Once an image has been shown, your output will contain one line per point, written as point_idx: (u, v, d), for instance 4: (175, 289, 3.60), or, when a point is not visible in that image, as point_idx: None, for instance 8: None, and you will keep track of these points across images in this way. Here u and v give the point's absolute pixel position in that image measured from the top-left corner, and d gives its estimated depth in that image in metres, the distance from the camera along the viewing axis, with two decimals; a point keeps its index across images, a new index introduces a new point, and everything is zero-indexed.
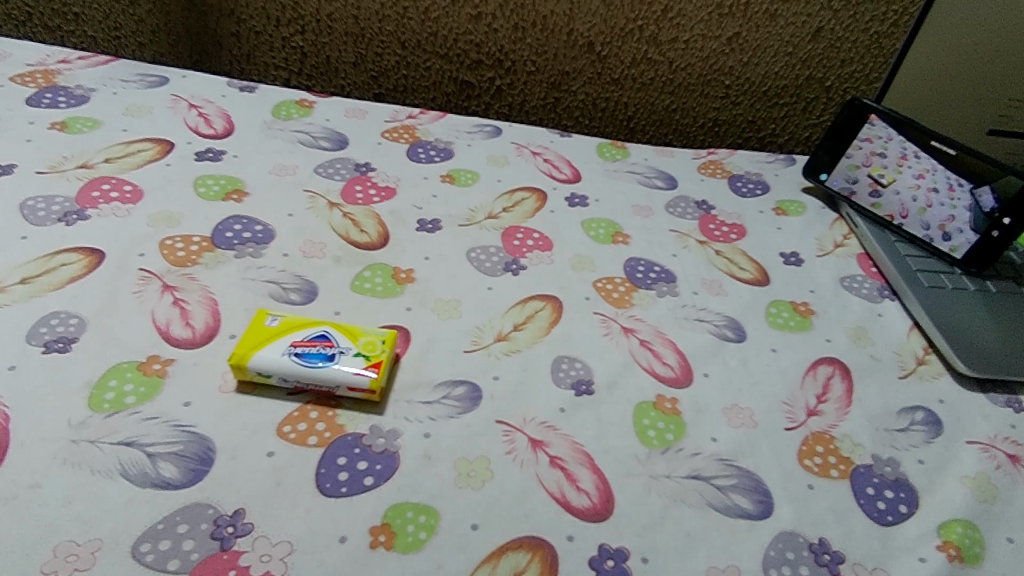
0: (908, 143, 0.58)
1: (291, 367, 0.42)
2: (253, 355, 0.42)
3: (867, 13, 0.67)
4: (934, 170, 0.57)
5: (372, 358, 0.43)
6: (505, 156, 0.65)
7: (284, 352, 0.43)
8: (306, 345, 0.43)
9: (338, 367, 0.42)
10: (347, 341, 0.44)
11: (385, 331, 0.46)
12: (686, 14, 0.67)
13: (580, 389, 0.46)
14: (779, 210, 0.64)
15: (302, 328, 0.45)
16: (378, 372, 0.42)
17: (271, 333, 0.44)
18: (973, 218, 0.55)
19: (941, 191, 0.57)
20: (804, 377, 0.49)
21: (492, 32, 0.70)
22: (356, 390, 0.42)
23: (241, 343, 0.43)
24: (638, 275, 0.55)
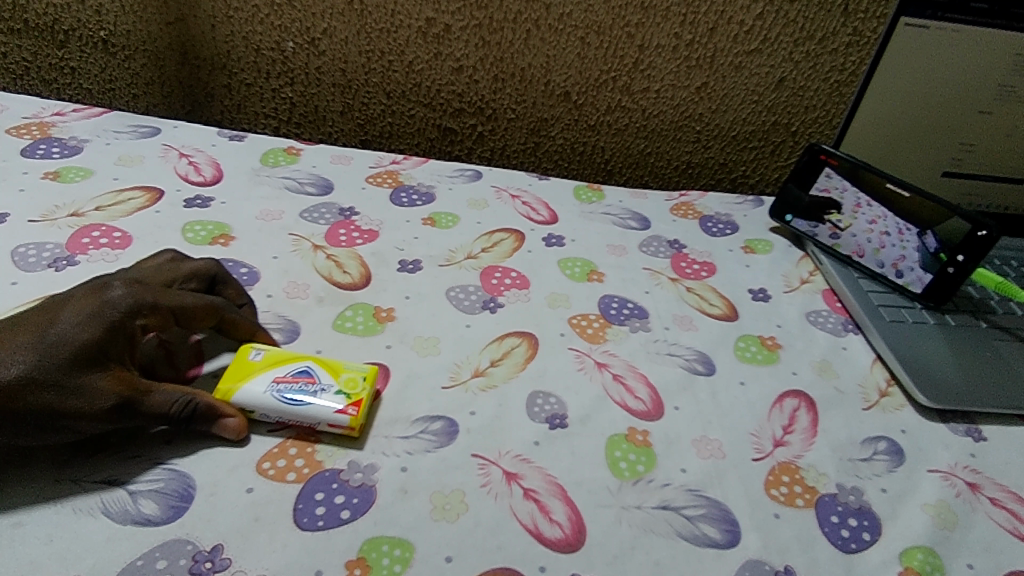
0: (862, 194, 0.61)
1: (273, 404, 0.43)
2: (237, 392, 0.44)
3: (826, 65, 0.71)
4: (885, 216, 0.60)
5: (353, 396, 0.44)
6: (484, 199, 0.68)
7: (267, 389, 0.44)
8: (289, 381, 0.44)
9: (319, 405, 0.43)
10: (330, 377, 0.45)
11: (368, 368, 0.47)
12: (656, 66, 0.71)
13: (554, 423, 0.47)
14: (748, 248, 0.67)
15: (285, 363, 0.46)
16: (358, 410, 0.43)
17: (254, 367, 0.45)
18: (922, 259, 0.57)
19: (892, 234, 0.60)
20: (770, 409, 0.50)
21: (473, 83, 0.74)
22: (336, 427, 0.43)
23: (224, 380, 0.44)
24: (612, 311, 0.57)
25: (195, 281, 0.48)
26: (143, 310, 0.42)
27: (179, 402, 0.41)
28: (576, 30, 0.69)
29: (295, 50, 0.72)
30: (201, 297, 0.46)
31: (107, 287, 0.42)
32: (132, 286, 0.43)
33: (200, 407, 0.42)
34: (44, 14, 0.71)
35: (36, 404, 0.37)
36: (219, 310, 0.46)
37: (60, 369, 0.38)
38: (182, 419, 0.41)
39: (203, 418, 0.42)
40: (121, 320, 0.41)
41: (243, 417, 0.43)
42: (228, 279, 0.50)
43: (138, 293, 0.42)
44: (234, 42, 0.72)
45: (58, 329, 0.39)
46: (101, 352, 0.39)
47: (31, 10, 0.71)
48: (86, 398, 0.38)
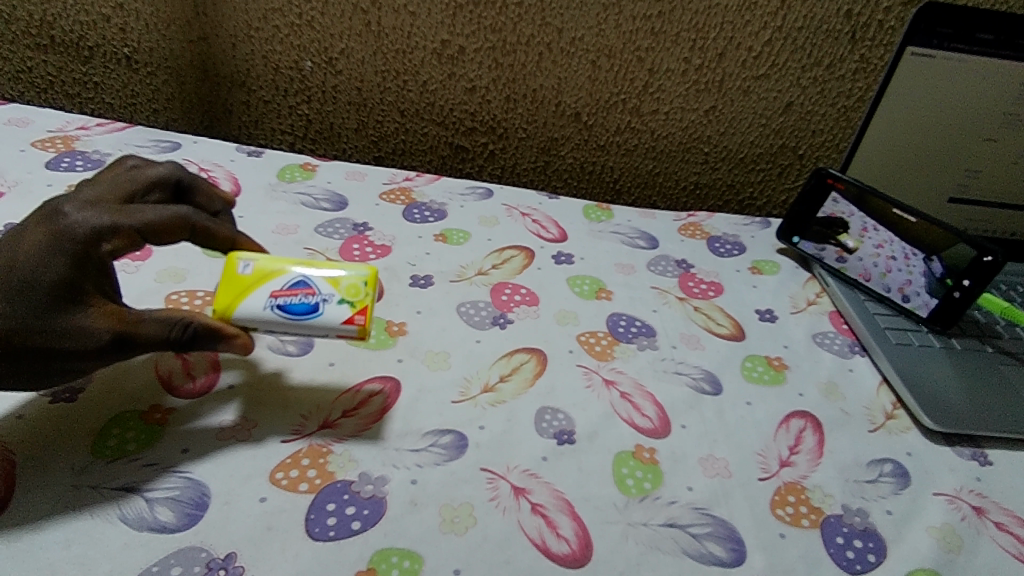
0: (868, 219, 0.61)
1: (277, 321, 0.42)
2: (237, 311, 0.42)
3: (833, 90, 0.72)
4: (892, 241, 0.61)
5: (357, 304, 0.43)
6: (495, 217, 0.69)
7: (266, 305, 0.42)
8: (287, 295, 0.43)
9: (325, 317, 0.42)
10: (329, 283, 0.43)
11: (366, 269, 0.44)
12: (666, 89, 0.73)
13: (562, 438, 0.48)
14: (755, 269, 0.68)
15: (278, 272, 0.43)
16: (366, 318, 0.42)
17: (246, 283, 0.43)
18: (928, 284, 0.58)
19: (898, 259, 0.60)
20: (777, 429, 0.51)
21: (485, 102, 0.75)
22: (346, 337, 0.43)
23: (219, 299, 0.42)
24: (620, 329, 0.58)
25: (158, 191, 0.46)
26: (105, 235, 0.40)
27: (173, 326, 0.39)
28: (587, 53, 0.71)
29: (313, 68, 0.74)
30: (166, 208, 0.42)
31: (62, 213, 0.40)
32: (86, 210, 0.40)
33: (199, 327, 0.40)
34: (70, 32, 0.74)
35: (34, 347, 0.38)
36: (193, 223, 0.43)
37: (40, 314, 0.37)
38: (182, 343, 0.40)
39: (202, 339, 0.40)
40: (84, 249, 0.39)
41: (248, 335, 0.43)
42: (193, 186, 0.48)
43: (97, 218, 0.40)
44: (253, 60, 0.74)
45: (24, 268, 0.38)
46: (74, 287, 0.38)
47: (58, 27, 0.73)
48: (77, 337, 0.38)
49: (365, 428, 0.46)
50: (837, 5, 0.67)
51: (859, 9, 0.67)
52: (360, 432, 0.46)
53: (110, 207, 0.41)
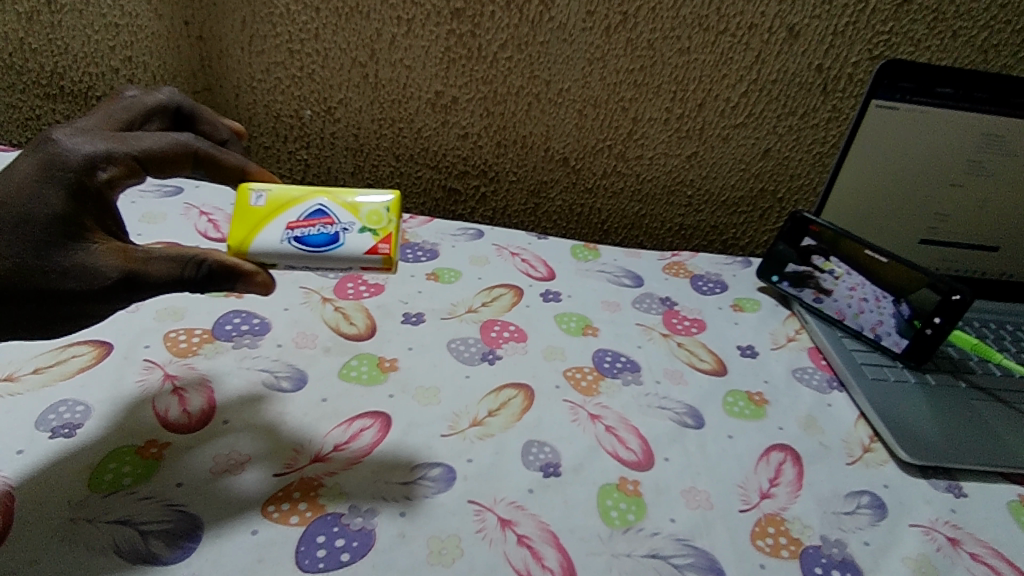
0: (841, 262, 0.65)
1: (296, 253, 0.43)
2: (254, 242, 0.43)
3: (808, 137, 0.76)
4: (863, 283, 0.64)
5: (380, 232, 0.44)
6: (486, 256, 0.72)
7: (285, 238, 0.43)
8: (305, 227, 0.43)
9: (347, 247, 0.43)
10: (350, 212, 0.44)
11: (387, 197, 0.45)
12: (649, 137, 0.76)
13: (548, 471, 0.49)
14: (736, 306, 0.70)
15: (293, 205, 0.44)
16: (389, 247, 0.43)
17: (261, 214, 0.44)
18: (898, 325, 0.61)
19: (870, 300, 0.63)
20: (757, 462, 0.52)
21: (477, 148, 0.78)
22: (371, 268, 0.44)
23: (235, 231, 0.43)
24: (605, 364, 0.60)
25: (158, 118, 0.48)
26: (101, 163, 0.39)
27: (185, 265, 0.38)
28: (574, 103, 0.74)
29: (312, 117, 0.78)
30: (165, 137, 0.42)
31: (53, 139, 0.39)
32: (80, 138, 0.39)
33: (212, 266, 0.39)
34: (80, 82, 0.77)
35: (35, 288, 0.37)
36: (194, 150, 0.43)
37: (42, 251, 0.37)
38: (195, 281, 0.39)
39: (215, 280, 0.39)
40: (80, 179, 0.38)
41: (266, 272, 0.41)
42: (195, 114, 0.51)
43: (94, 144, 0.39)
44: (255, 109, 0.78)
45: (16, 200, 0.37)
46: (74, 223, 0.38)
47: (68, 78, 0.77)
48: (84, 278, 0.37)
49: (355, 462, 0.47)
50: (809, 60, 0.71)
51: (829, 64, 0.71)
52: (350, 466, 0.47)
53: (106, 135, 0.40)
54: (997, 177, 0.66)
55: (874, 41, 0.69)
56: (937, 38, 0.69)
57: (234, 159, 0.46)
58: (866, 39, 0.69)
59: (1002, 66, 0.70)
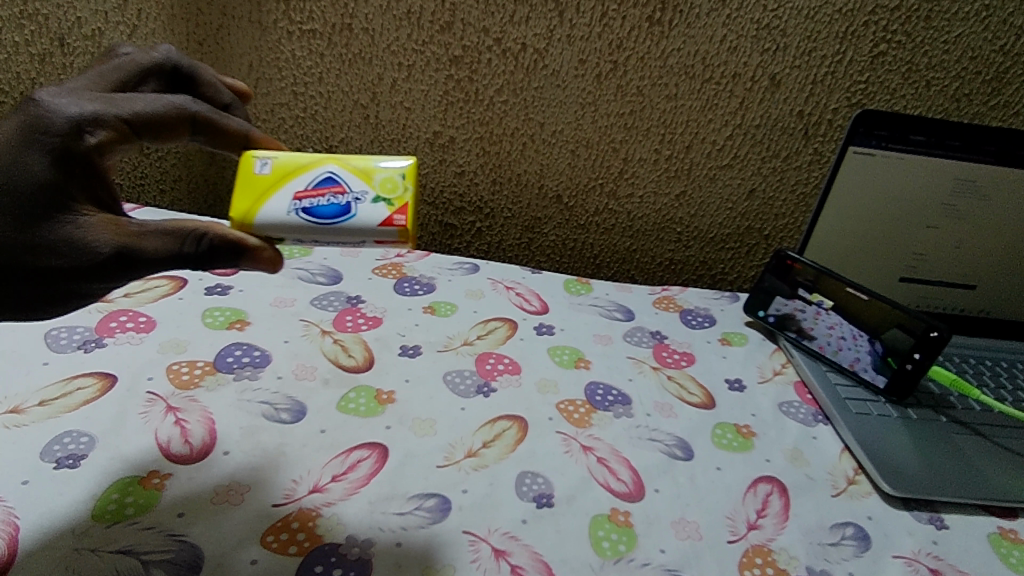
0: (821, 302, 0.68)
1: (307, 223, 0.46)
2: (260, 213, 0.47)
3: (792, 179, 0.79)
4: (841, 323, 0.66)
5: (396, 202, 0.48)
6: (481, 290, 0.74)
7: (291, 209, 0.47)
8: (314, 197, 0.47)
9: (360, 215, 0.47)
10: (362, 184, 0.48)
11: (402, 165, 0.50)
12: (640, 176, 0.79)
13: (542, 502, 0.50)
14: (724, 340, 0.72)
15: (301, 175, 0.49)
16: (405, 217, 0.47)
17: (268, 181, 0.48)
18: (874, 362, 0.64)
19: (848, 339, 0.66)
20: (745, 493, 0.54)
21: (473, 185, 0.81)
22: (386, 241, 0.47)
23: (243, 201, 0.47)
24: (597, 397, 0.61)
25: (154, 79, 0.50)
26: (88, 127, 0.39)
27: (183, 241, 0.39)
28: (567, 144, 0.77)
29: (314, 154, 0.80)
30: (161, 101, 0.43)
31: (36, 100, 0.39)
32: (68, 100, 0.39)
33: (213, 239, 0.40)
34: None
35: (29, 265, 0.37)
36: (194, 115, 0.45)
37: (33, 226, 0.37)
38: (197, 256, 0.40)
39: (212, 257, 0.40)
40: (66, 144, 0.38)
41: (274, 252, 0.44)
42: (195, 76, 0.52)
43: (85, 106, 0.39)
44: None
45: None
46: (61, 194, 0.38)
47: None
48: (78, 253, 0.37)
49: (354, 492, 0.49)
50: (790, 107, 0.74)
51: (809, 110, 0.74)
52: (348, 496, 0.48)
53: (98, 98, 0.41)
54: (971, 220, 0.69)
55: (852, 90, 0.73)
56: (911, 88, 0.73)
57: (235, 124, 0.49)
58: (845, 88, 0.73)
59: (973, 115, 0.74)
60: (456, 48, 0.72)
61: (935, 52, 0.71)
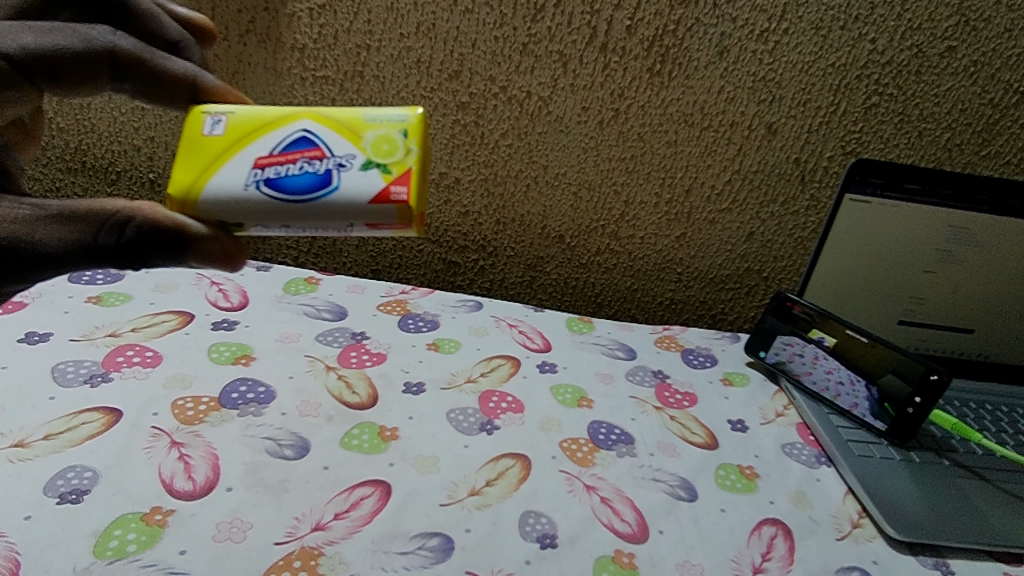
0: (819, 348, 0.68)
1: (279, 201, 0.40)
2: (206, 186, 0.41)
3: (790, 223, 0.81)
4: (839, 368, 0.67)
5: (393, 170, 0.41)
6: (485, 327, 0.74)
7: (250, 182, 0.41)
8: (285, 167, 0.41)
9: (346, 189, 0.40)
10: (349, 148, 0.41)
11: (400, 125, 0.42)
12: (641, 218, 0.81)
13: (545, 542, 0.50)
14: (726, 380, 0.73)
15: (261, 140, 0.42)
16: (404, 190, 0.40)
17: (224, 148, 0.42)
18: (872, 408, 0.65)
19: (845, 383, 0.67)
20: (749, 536, 0.53)
21: (477, 225, 0.82)
22: (380, 224, 0.40)
23: (189, 168, 0.41)
24: (600, 436, 0.61)
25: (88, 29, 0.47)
26: None
27: (106, 233, 0.37)
28: (570, 186, 0.79)
29: None
30: (77, 37, 0.41)
31: None
32: None
33: (141, 225, 0.38)
34: (101, 158, 0.79)
35: None
36: (113, 52, 0.43)
37: None
38: (126, 244, 0.38)
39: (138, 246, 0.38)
40: None
41: (230, 241, 0.41)
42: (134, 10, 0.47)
43: None
44: None
45: None
46: None
47: (90, 154, 0.79)
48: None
49: (356, 531, 0.48)
50: (786, 154, 0.76)
51: (805, 157, 0.76)
52: (350, 534, 0.48)
53: None
54: (966, 265, 0.70)
55: (846, 139, 0.75)
56: (904, 138, 0.75)
57: (177, 67, 0.45)
58: (840, 137, 0.75)
59: (964, 164, 0.76)
60: (463, 94, 0.74)
61: (926, 105, 0.73)
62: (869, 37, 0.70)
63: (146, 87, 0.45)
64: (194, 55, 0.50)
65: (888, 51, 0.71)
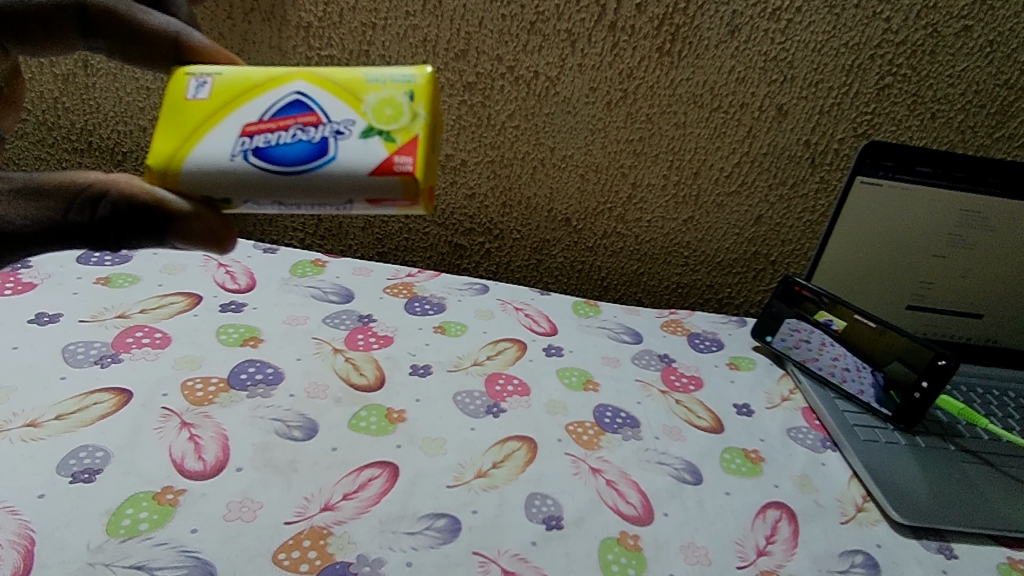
0: (826, 334, 0.68)
1: (269, 174, 0.38)
2: (189, 156, 0.39)
3: (799, 207, 0.80)
4: (845, 354, 0.67)
5: (396, 138, 0.38)
6: (491, 311, 0.74)
7: (237, 152, 0.39)
8: (276, 135, 0.39)
9: (344, 159, 0.38)
10: (349, 113, 0.39)
11: (405, 87, 0.40)
12: (648, 201, 0.80)
13: (551, 524, 0.50)
14: (732, 364, 0.73)
15: (247, 103, 0.41)
16: (409, 161, 0.38)
17: (209, 111, 0.40)
18: (878, 394, 0.65)
19: (851, 369, 0.67)
20: (754, 519, 0.54)
21: (483, 207, 0.82)
22: (382, 200, 0.38)
23: (171, 137, 0.40)
24: (606, 419, 0.62)
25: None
26: None
27: (84, 209, 0.38)
28: (577, 168, 0.79)
29: None
30: None
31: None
32: None
33: (116, 201, 0.38)
34: (107, 138, 0.79)
35: None
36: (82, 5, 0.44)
37: None
38: (103, 220, 0.38)
39: (114, 222, 0.38)
40: None
41: (216, 219, 0.40)
42: None
43: None
44: None
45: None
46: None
47: (96, 134, 0.79)
48: None
49: (364, 511, 0.49)
50: (797, 136, 0.75)
51: (816, 139, 0.76)
52: (358, 514, 0.48)
53: None
54: (977, 250, 0.69)
55: (858, 121, 0.74)
56: (917, 120, 0.74)
57: (156, 21, 0.45)
58: (851, 119, 0.74)
59: (978, 146, 0.75)
60: (469, 74, 0.74)
61: (940, 86, 0.72)
62: (884, 16, 0.69)
63: (119, 41, 0.45)
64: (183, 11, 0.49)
65: (903, 30, 0.70)
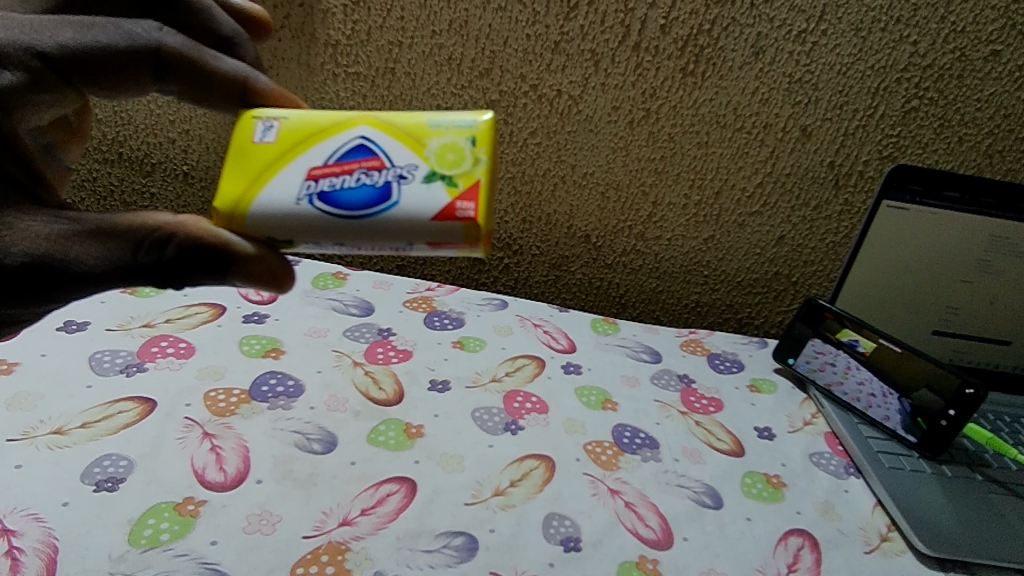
0: (852, 358, 0.67)
1: (333, 220, 0.39)
2: (256, 200, 0.40)
3: (821, 227, 0.79)
4: (871, 379, 0.66)
5: (459, 184, 0.39)
6: (510, 326, 0.74)
7: (302, 196, 0.39)
8: (341, 180, 0.39)
9: (408, 205, 0.38)
10: (412, 158, 0.40)
11: (468, 133, 0.40)
12: (669, 220, 0.80)
13: (569, 545, 0.50)
14: (753, 386, 0.72)
15: (313, 149, 0.41)
16: (472, 206, 0.38)
17: (276, 156, 0.41)
18: (904, 421, 0.64)
19: (877, 396, 0.66)
20: (775, 546, 0.53)
21: (504, 223, 0.82)
22: (443, 243, 0.39)
23: (238, 181, 0.40)
24: (625, 440, 0.61)
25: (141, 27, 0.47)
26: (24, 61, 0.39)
27: (149, 249, 0.38)
28: (598, 186, 0.79)
29: None
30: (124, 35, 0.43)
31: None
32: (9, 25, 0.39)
33: (183, 241, 0.38)
34: (137, 150, 0.80)
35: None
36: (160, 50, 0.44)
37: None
38: (170, 259, 0.38)
39: (180, 262, 0.38)
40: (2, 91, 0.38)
41: (277, 262, 0.40)
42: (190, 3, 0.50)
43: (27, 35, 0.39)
44: None
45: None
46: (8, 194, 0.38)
47: (126, 145, 0.80)
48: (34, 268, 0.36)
49: (382, 527, 0.49)
50: (820, 157, 0.75)
51: (840, 161, 0.75)
52: (377, 531, 0.48)
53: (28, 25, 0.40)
54: (1006, 277, 0.68)
55: (882, 143, 0.74)
56: (943, 143, 0.73)
57: (227, 67, 0.46)
58: (876, 141, 0.74)
59: (1006, 170, 0.74)
60: (492, 92, 0.74)
61: (968, 109, 0.71)
62: (911, 39, 0.69)
63: (190, 84, 0.46)
64: (248, 50, 0.52)
65: (930, 54, 0.69)
